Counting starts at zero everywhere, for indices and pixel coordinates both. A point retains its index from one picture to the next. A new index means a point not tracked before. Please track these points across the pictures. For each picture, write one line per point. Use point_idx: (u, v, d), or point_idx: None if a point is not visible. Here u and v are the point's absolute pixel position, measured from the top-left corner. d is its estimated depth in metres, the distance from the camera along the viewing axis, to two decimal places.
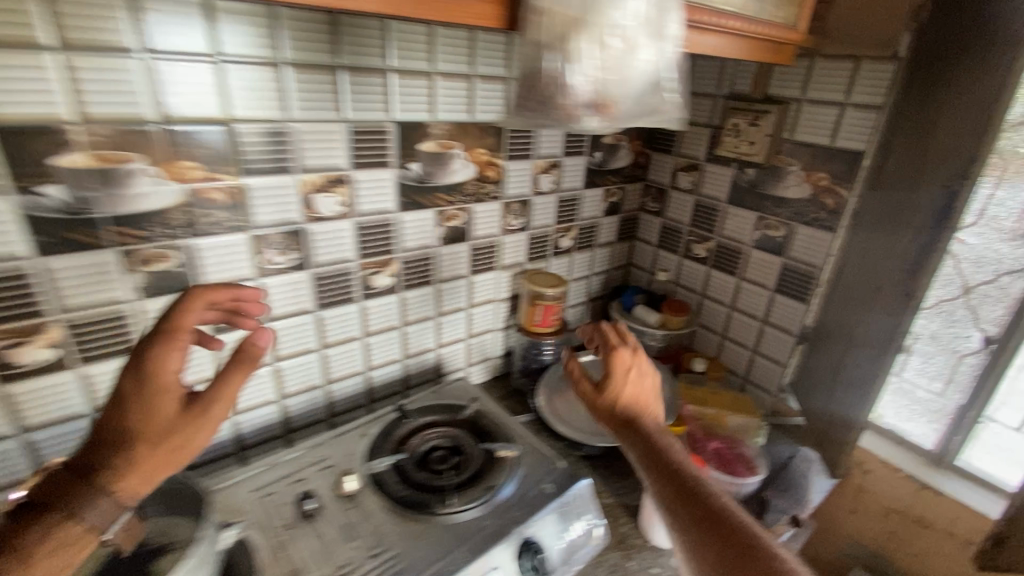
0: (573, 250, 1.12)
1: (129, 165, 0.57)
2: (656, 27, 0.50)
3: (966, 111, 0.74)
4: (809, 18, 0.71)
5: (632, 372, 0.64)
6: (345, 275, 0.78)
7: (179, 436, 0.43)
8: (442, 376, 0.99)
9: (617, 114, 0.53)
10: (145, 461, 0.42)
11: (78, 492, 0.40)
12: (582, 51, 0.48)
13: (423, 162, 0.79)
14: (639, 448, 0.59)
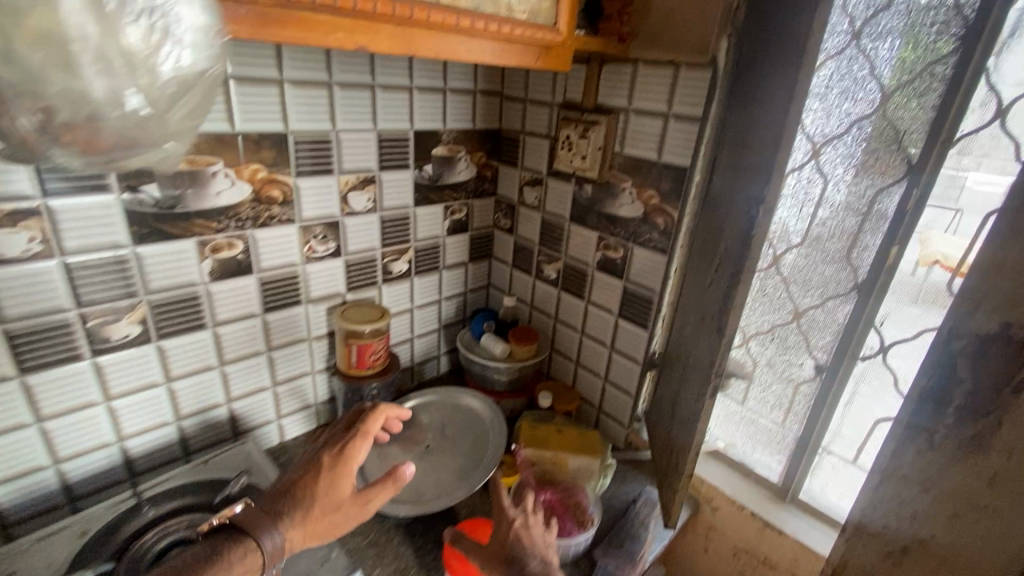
0: (412, 274, 0.99)
1: None
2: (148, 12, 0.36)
3: (767, 101, 0.60)
4: (568, 19, 0.62)
5: (519, 514, 0.61)
6: (63, 329, 0.62)
7: (345, 512, 0.58)
8: (243, 433, 0.84)
9: (105, 146, 0.39)
10: (313, 521, 0.56)
11: (259, 525, 0.54)
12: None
13: (165, 184, 0.65)
14: None
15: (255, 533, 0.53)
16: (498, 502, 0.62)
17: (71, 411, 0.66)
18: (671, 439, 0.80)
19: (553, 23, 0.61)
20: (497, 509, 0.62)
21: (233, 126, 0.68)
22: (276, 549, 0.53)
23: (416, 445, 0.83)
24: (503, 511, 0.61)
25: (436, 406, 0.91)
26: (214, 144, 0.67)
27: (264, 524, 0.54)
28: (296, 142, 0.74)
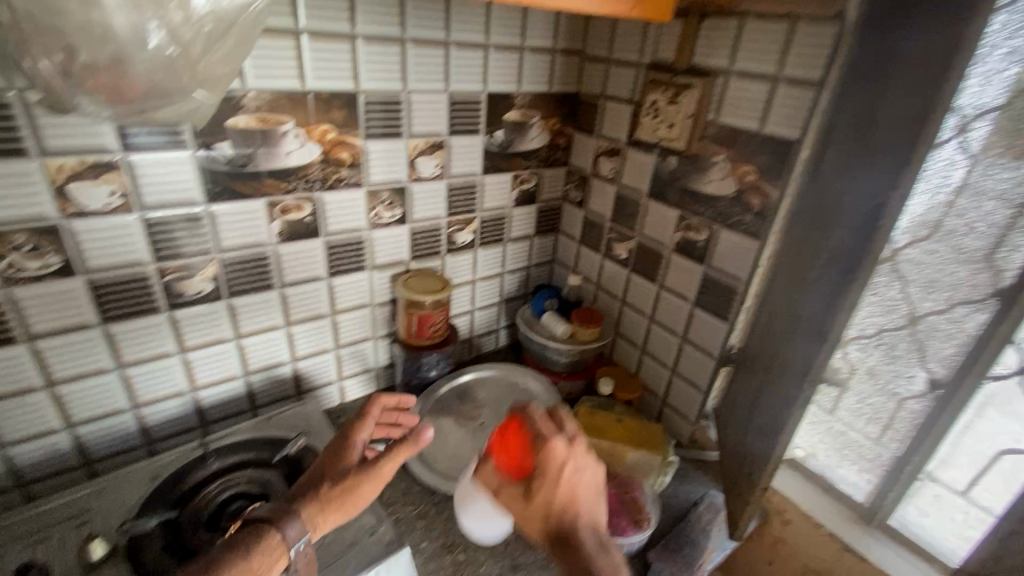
0: (475, 245, 0.95)
1: None
2: None
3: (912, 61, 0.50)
4: None
5: (570, 468, 0.54)
6: (141, 281, 0.64)
7: (356, 483, 0.58)
8: (306, 392, 0.86)
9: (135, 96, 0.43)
10: (328, 497, 0.57)
11: (276, 511, 0.54)
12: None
13: (237, 142, 0.64)
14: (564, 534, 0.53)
15: (273, 517, 0.54)
16: (546, 452, 0.54)
17: (149, 359, 0.69)
18: (749, 443, 0.73)
19: None
20: (544, 458, 0.54)
21: (304, 84, 0.66)
22: (296, 528, 0.53)
23: (471, 421, 0.84)
24: (552, 460, 0.54)
25: (494, 383, 0.91)
26: (285, 101, 0.65)
27: (287, 510, 0.54)
28: (366, 102, 0.71)
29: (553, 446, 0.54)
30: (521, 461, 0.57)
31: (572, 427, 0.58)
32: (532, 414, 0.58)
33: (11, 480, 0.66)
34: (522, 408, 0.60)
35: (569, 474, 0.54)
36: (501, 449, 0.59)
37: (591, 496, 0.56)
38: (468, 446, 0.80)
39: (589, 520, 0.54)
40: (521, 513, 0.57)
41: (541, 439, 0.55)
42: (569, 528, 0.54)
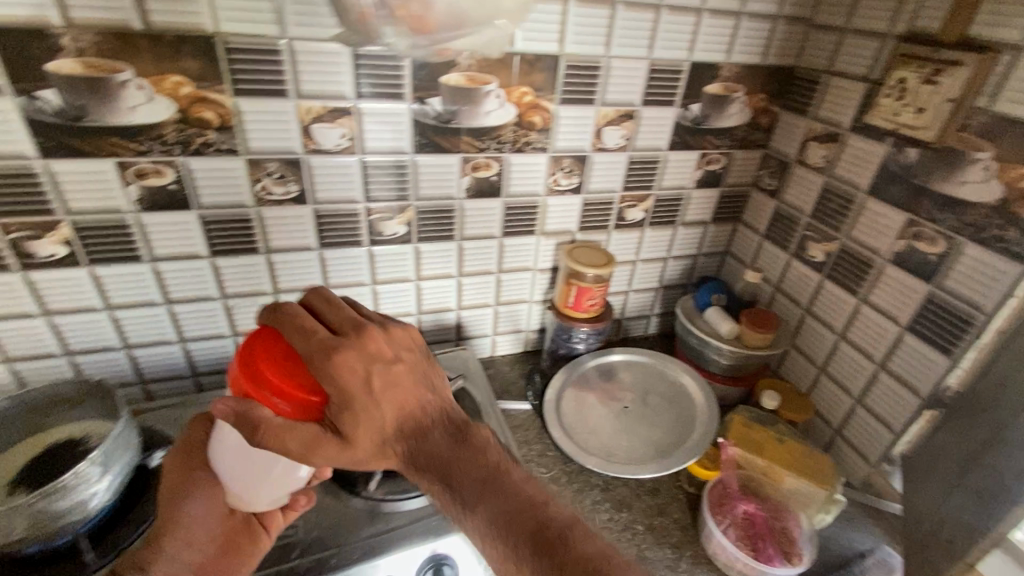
0: (645, 224, 0.90)
1: (120, 77, 0.56)
2: None
3: None
4: None
5: (376, 379, 0.50)
6: (351, 216, 0.73)
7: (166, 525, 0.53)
8: (464, 339, 0.92)
9: None
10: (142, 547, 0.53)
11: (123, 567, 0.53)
12: None
13: (446, 98, 0.68)
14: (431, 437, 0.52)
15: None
16: (336, 368, 0.48)
17: (347, 285, 0.79)
18: (969, 511, 0.62)
19: None
20: (342, 376, 0.48)
21: (512, 44, 0.67)
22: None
23: (614, 401, 0.79)
24: (357, 374, 0.49)
25: (648, 370, 0.85)
26: (493, 59, 0.67)
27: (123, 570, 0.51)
28: (567, 66, 0.70)
29: (337, 359, 0.48)
30: (299, 388, 0.48)
31: (336, 324, 0.53)
32: (291, 324, 0.50)
33: None
34: (275, 319, 0.51)
35: (379, 378, 0.50)
36: (266, 389, 0.48)
37: (417, 388, 0.53)
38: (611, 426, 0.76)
39: (431, 415, 0.53)
40: (347, 454, 0.50)
41: (321, 357, 0.48)
42: (413, 436, 0.52)
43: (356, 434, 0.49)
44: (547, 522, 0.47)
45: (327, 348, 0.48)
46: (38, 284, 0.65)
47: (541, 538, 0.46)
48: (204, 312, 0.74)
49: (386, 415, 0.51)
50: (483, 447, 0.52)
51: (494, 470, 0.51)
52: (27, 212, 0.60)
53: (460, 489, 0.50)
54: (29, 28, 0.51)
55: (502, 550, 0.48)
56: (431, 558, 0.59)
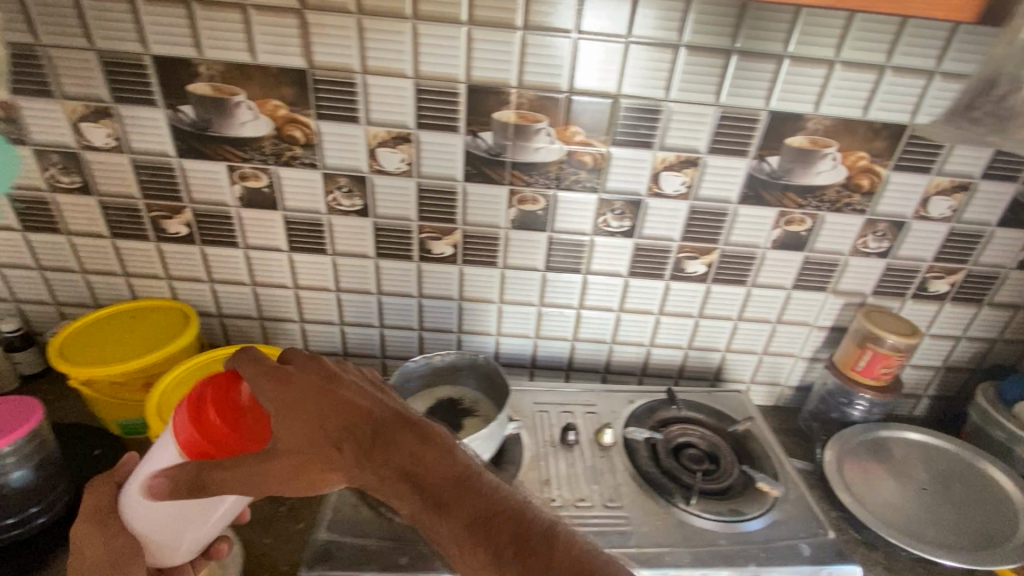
0: (947, 298, 0.85)
1: (538, 125, 0.70)
2: None
3: None
4: None
5: (321, 385, 0.50)
6: (664, 252, 0.80)
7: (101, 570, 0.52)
8: (720, 381, 0.94)
9: None
10: None
11: None
12: None
13: (785, 158, 0.73)
14: (396, 448, 0.49)
15: None
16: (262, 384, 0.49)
17: (638, 312, 0.86)
18: None
19: None
20: (280, 395, 0.48)
21: (865, 113, 0.70)
22: None
23: (909, 481, 0.75)
24: (290, 383, 0.49)
25: (947, 456, 0.78)
26: (842, 127, 0.70)
27: None
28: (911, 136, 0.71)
29: (265, 371, 0.49)
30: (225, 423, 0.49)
31: (272, 348, 0.53)
32: (218, 352, 0.50)
33: (529, 362, 0.92)
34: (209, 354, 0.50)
35: (321, 383, 0.50)
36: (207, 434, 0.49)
37: (356, 388, 0.52)
38: (909, 505, 0.71)
39: (389, 414, 0.51)
40: (281, 470, 0.48)
41: (248, 372, 0.49)
42: (371, 438, 0.49)
43: (307, 446, 0.48)
44: (532, 530, 0.45)
45: (256, 361, 0.50)
46: (422, 272, 0.82)
47: (526, 543, 0.44)
48: (521, 314, 0.87)
49: (336, 425, 0.49)
50: (450, 448, 0.49)
51: (469, 471, 0.48)
52: (437, 218, 0.78)
53: (438, 491, 0.47)
54: (492, 87, 0.68)
55: (481, 555, 0.44)
56: None
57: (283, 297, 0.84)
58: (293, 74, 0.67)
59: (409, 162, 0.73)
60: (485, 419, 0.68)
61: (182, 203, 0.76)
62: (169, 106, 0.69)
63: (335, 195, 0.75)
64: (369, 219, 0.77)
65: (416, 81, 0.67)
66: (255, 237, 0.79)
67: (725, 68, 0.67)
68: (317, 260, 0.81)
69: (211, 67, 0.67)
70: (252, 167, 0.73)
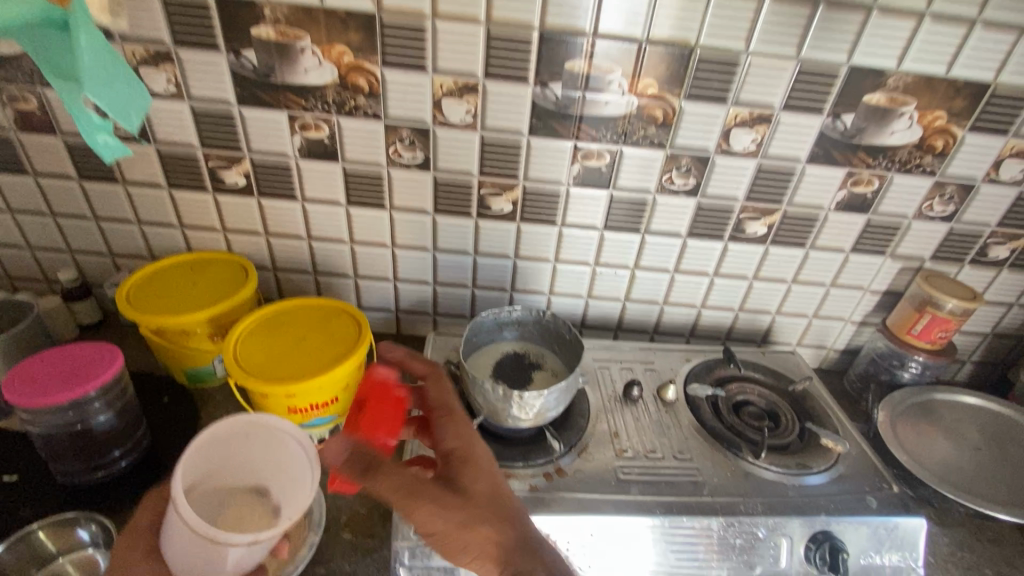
0: (1005, 264, 0.84)
1: (610, 77, 0.68)
2: None
3: None
4: None
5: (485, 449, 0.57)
6: (726, 212, 0.79)
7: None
8: (767, 343, 0.94)
9: None
10: None
11: None
12: None
13: (860, 116, 0.71)
14: (527, 537, 0.50)
15: None
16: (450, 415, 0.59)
17: (693, 272, 0.86)
18: None
19: None
20: (472, 441, 0.56)
21: (948, 70, 0.67)
22: None
23: (963, 440, 0.76)
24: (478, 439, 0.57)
25: (1002, 420, 0.79)
26: (924, 84, 0.68)
27: None
28: (994, 95, 0.69)
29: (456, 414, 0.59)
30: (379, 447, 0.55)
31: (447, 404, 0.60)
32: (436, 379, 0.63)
33: (579, 321, 0.93)
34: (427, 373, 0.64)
35: (489, 454, 0.56)
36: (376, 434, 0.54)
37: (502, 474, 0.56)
38: (964, 463, 0.73)
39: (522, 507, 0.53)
40: (431, 508, 0.48)
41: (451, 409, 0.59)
42: (512, 518, 0.50)
43: (452, 496, 0.49)
44: None
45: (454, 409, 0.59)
46: (480, 229, 0.82)
47: None
48: (575, 273, 0.87)
49: (482, 490, 0.51)
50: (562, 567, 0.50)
51: None
52: (499, 173, 0.76)
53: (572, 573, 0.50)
54: (565, 36, 0.65)
55: None
56: (809, 534, 0.58)
57: (340, 252, 0.84)
58: (362, 18, 0.65)
59: (475, 113, 0.71)
60: (554, 373, 0.69)
61: (241, 153, 0.75)
62: (230, 50, 0.67)
63: (396, 148, 0.74)
64: (429, 173, 0.76)
65: (488, 27, 0.65)
66: (315, 190, 0.78)
67: (809, 19, 0.64)
68: (375, 214, 0.80)
69: (276, 11, 0.64)
70: (313, 117, 0.72)
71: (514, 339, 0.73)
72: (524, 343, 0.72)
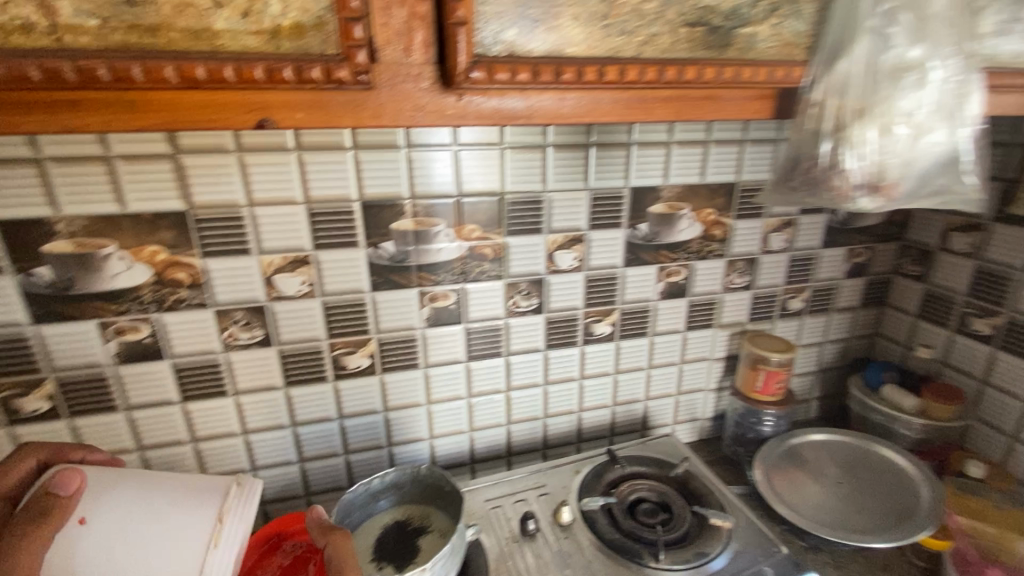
0: (805, 313, 1.00)
1: (436, 227, 0.73)
2: (949, 110, 0.47)
3: None
4: None
5: None
6: (572, 321, 0.86)
7: None
8: (648, 429, 0.99)
9: (895, 193, 0.50)
10: None
11: None
12: (864, 137, 0.47)
13: (651, 223, 0.84)
14: None
15: None
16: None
17: (562, 380, 0.90)
18: None
19: None
20: None
21: (702, 178, 0.83)
22: None
23: (827, 478, 0.83)
24: None
25: (850, 447, 0.89)
26: (688, 192, 0.83)
27: None
28: (741, 190, 0.87)
29: None
30: None
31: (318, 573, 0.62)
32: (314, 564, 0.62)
33: (468, 457, 0.89)
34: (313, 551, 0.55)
35: None
36: None
37: None
38: (833, 500, 0.79)
39: None
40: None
41: None
42: None
43: None
44: None
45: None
46: (338, 391, 0.78)
47: None
48: (450, 411, 0.85)
49: None
50: None
51: None
52: (349, 333, 0.75)
53: None
54: (384, 202, 0.70)
55: None
56: None
57: (181, 454, 0.74)
58: (171, 217, 0.64)
59: (310, 282, 0.71)
60: (442, 532, 0.64)
61: (41, 374, 0.66)
62: (18, 271, 0.62)
63: (231, 331, 0.71)
64: (273, 347, 0.73)
65: (307, 206, 0.67)
66: (140, 394, 0.70)
67: (587, 159, 0.77)
68: (219, 402, 0.74)
69: (70, 224, 0.61)
70: (128, 319, 0.67)
71: (394, 506, 0.68)
72: (405, 507, 0.68)
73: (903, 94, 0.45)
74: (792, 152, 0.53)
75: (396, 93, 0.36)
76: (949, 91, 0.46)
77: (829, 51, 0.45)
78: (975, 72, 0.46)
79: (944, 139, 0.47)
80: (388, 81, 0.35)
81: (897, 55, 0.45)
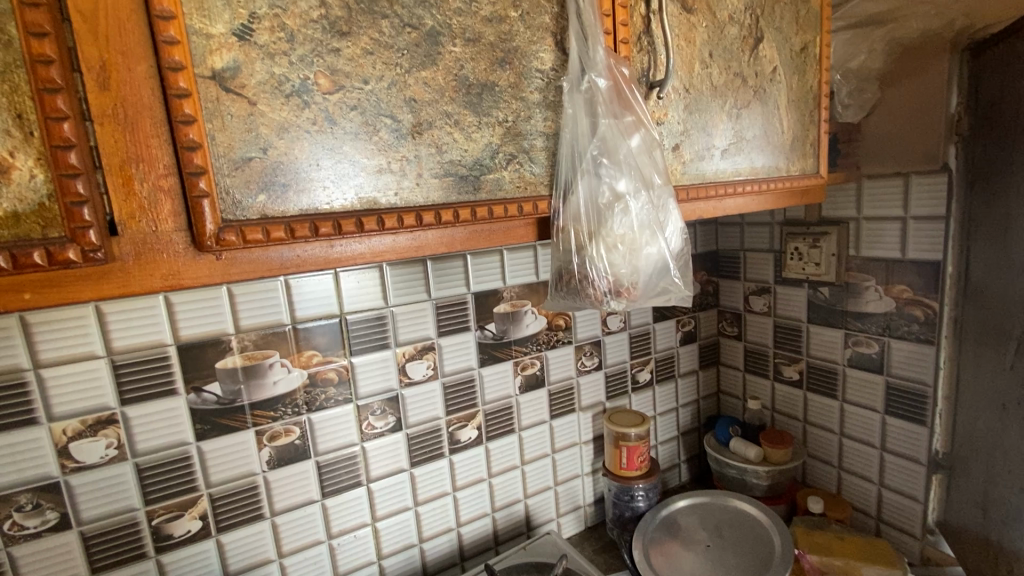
0: (654, 383, 1.09)
1: (269, 360, 0.70)
2: (657, 224, 0.50)
3: None
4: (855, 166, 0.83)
5: None
6: (436, 432, 0.85)
7: None
8: (533, 529, 0.97)
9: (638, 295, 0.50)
10: None
11: None
12: (598, 253, 0.48)
13: (497, 322, 0.88)
14: None
15: None
16: None
17: (434, 497, 0.86)
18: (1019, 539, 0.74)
19: (815, 170, 0.65)
20: None
21: (538, 276, 0.91)
22: None
23: (696, 543, 0.87)
24: None
25: (713, 506, 0.95)
26: (527, 290, 0.90)
27: None
28: None
29: None
30: None
31: None
32: None
33: None
34: None
35: None
36: None
37: None
38: (703, 566, 0.82)
39: None
40: None
41: None
42: None
43: None
44: None
45: None
46: (163, 567, 0.67)
47: None
48: (310, 560, 0.76)
49: None
50: None
51: None
52: (174, 494, 0.66)
53: None
54: (206, 341, 0.66)
55: None
56: None
57: None
58: None
59: (120, 443, 0.63)
60: None
61: None
62: None
63: (13, 520, 0.59)
64: (72, 529, 0.62)
65: (111, 358, 0.61)
66: None
67: (425, 273, 0.80)
68: None
69: None
70: None
71: None
72: None
73: (617, 213, 0.48)
74: (552, 264, 0.51)
75: (146, 259, 0.33)
76: (653, 211, 0.50)
77: (562, 188, 0.47)
78: (669, 189, 0.51)
79: (657, 252, 0.50)
80: (133, 248, 0.33)
81: (609, 189, 0.48)
